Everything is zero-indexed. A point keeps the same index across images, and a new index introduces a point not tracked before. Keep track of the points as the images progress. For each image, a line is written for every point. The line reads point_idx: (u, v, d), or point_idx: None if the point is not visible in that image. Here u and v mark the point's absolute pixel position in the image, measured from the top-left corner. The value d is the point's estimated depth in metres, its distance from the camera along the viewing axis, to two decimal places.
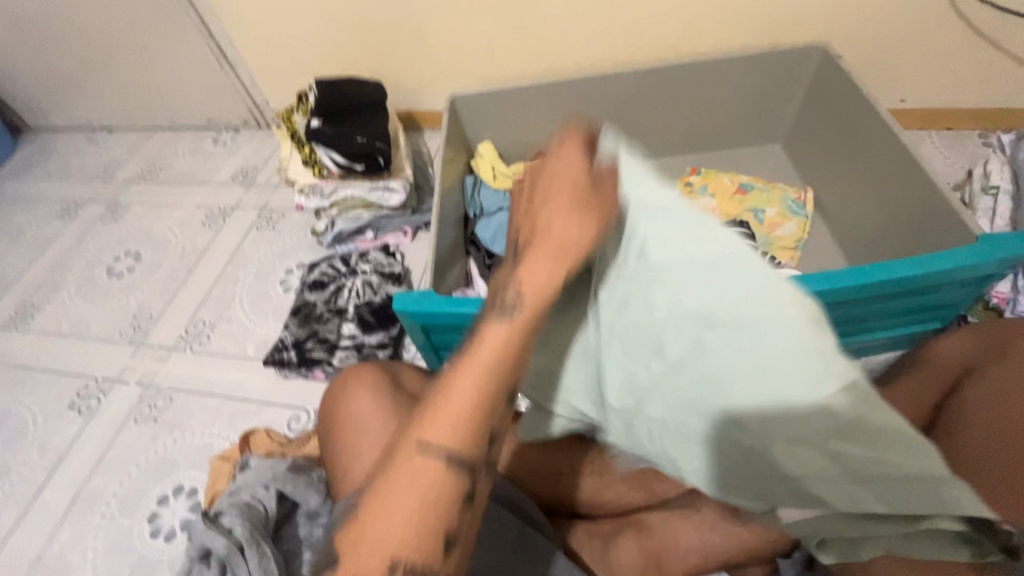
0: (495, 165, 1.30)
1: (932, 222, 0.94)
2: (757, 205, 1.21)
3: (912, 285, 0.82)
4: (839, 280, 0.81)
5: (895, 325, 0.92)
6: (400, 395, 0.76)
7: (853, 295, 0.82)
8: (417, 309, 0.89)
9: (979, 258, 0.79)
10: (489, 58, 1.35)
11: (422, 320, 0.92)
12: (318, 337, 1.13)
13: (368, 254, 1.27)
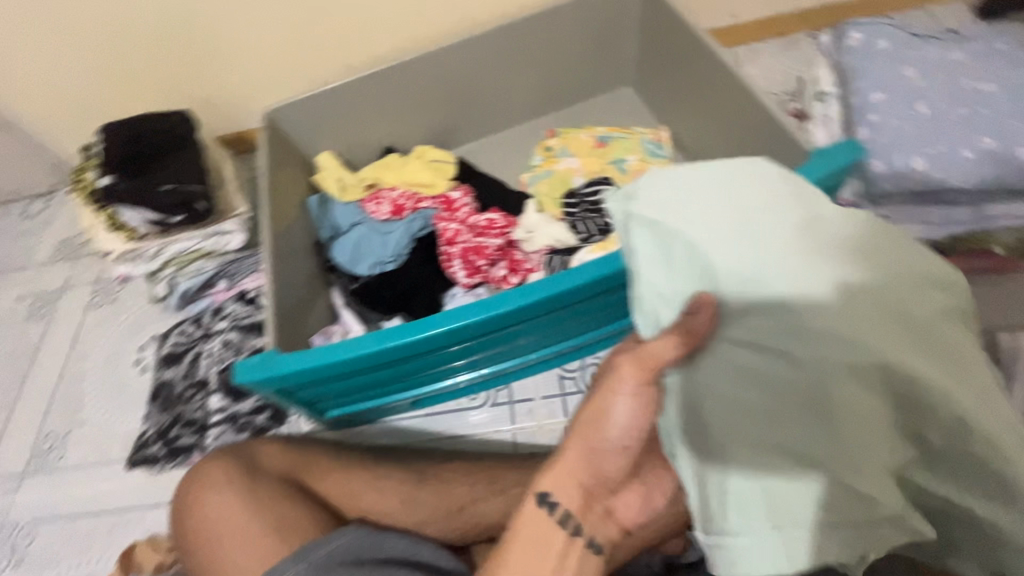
0: (340, 177, 1.17)
1: (773, 144, 0.94)
2: (618, 155, 1.19)
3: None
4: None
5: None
6: (257, 482, 0.68)
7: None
8: (267, 375, 0.81)
9: (817, 175, 0.78)
10: (302, 60, 1.21)
11: (282, 383, 0.83)
12: (183, 421, 1.00)
13: (224, 308, 1.13)
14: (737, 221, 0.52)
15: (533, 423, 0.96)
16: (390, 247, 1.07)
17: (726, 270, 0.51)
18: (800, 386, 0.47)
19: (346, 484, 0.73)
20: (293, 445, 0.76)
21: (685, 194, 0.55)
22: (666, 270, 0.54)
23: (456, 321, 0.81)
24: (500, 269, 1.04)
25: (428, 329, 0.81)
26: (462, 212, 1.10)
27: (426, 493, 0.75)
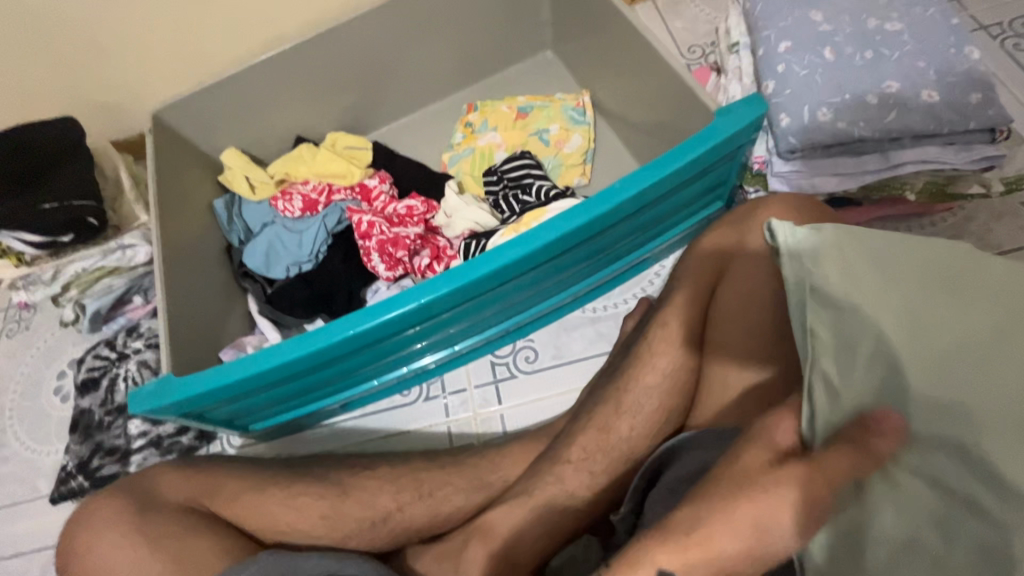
0: (247, 174, 1.09)
1: (687, 105, 0.90)
2: (539, 126, 1.13)
3: (653, 195, 0.80)
4: (576, 219, 0.77)
5: (671, 224, 0.92)
6: (153, 519, 0.65)
7: (602, 224, 0.79)
8: (159, 403, 0.77)
9: (699, 145, 0.76)
10: (185, 50, 1.10)
11: (184, 408, 0.79)
12: (105, 449, 0.95)
13: (140, 327, 1.07)
14: (884, 315, 0.48)
15: (467, 413, 0.93)
16: (306, 246, 1.02)
17: (913, 385, 0.46)
18: (987, 544, 0.40)
19: (260, 506, 0.70)
20: (200, 472, 0.73)
21: (878, 273, 0.49)
22: (843, 366, 0.48)
23: (364, 325, 0.77)
24: (423, 259, 1.00)
25: (335, 336, 0.77)
26: (379, 202, 1.05)
27: (347, 505, 0.73)
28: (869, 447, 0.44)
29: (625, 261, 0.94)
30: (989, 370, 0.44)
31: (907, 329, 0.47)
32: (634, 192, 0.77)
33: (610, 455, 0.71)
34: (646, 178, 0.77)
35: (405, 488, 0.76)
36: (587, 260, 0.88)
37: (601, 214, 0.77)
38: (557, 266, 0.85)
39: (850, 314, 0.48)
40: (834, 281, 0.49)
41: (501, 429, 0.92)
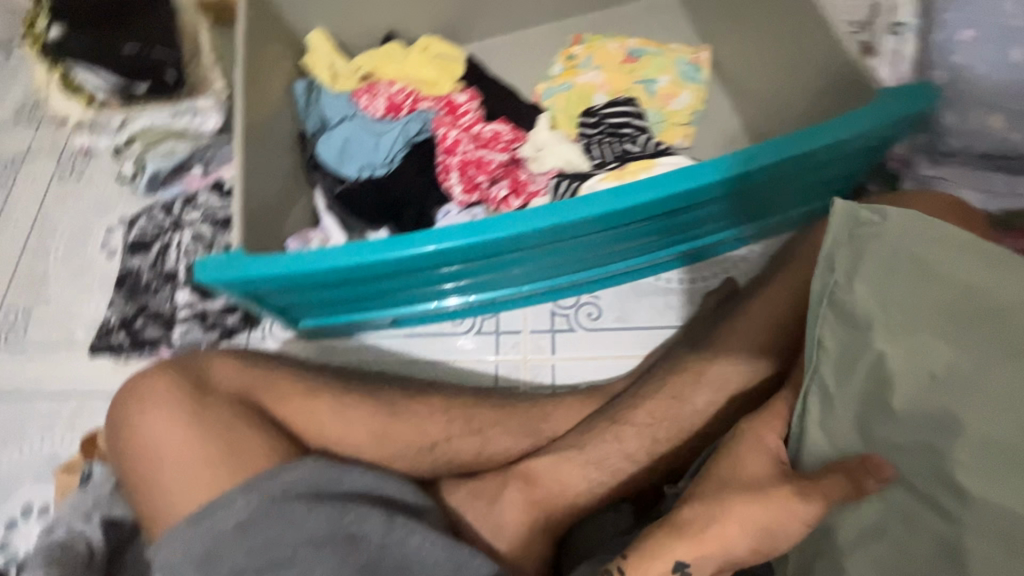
0: (332, 62, 1.03)
1: (838, 81, 0.82)
2: (647, 74, 1.05)
3: (781, 171, 0.73)
4: (697, 179, 0.71)
5: (779, 208, 0.85)
6: (206, 400, 0.64)
7: (720, 190, 0.73)
8: (224, 278, 0.74)
9: (858, 123, 0.69)
10: None
11: (250, 288, 0.76)
12: (150, 313, 0.94)
13: (198, 197, 1.03)
14: (892, 331, 0.52)
15: (517, 356, 0.91)
16: (382, 150, 0.96)
17: (900, 399, 0.51)
18: (939, 536, 0.48)
19: (311, 408, 0.69)
20: (253, 363, 0.71)
21: (902, 293, 0.52)
22: (844, 376, 0.55)
23: (452, 243, 0.73)
24: (501, 189, 0.94)
25: (419, 247, 0.73)
26: (465, 119, 0.98)
27: (398, 424, 0.71)
28: (859, 485, 0.50)
29: (717, 237, 0.88)
30: (987, 387, 0.46)
31: (903, 351, 0.51)
32: (767, 162, 0.70)
33: (675, 426, 0.71)
34: (783, 150, 0.70)
35: (454, 417, 0.75)
36: (683, 227, 0.82)
37: (724, 179, 0.71)
38: (654, 225, 0.79)
39: (858, 329, 0.54)
40: (859, 298, 0.54)
41: (550, 380, 0.89)
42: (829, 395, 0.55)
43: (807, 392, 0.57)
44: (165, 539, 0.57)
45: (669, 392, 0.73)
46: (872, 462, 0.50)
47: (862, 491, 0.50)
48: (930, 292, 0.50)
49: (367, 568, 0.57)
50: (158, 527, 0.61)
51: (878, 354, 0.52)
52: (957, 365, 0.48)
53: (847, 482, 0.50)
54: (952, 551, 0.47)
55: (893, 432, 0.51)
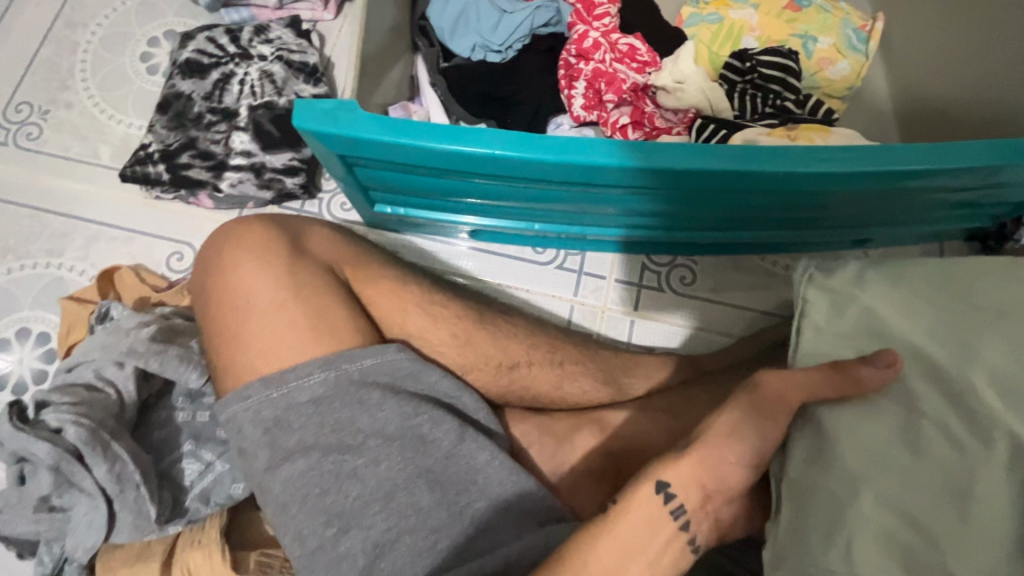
0: None
1: None
2: (808, 30, 0.92)
3: (977, 177, 0.65)
4: (904, 164, 0.62)
5: (924, 218, 0.78)
6: (308, 262, 0.58)
7: (908, 181, 0.65)
8: (335, 130, 0.60)
9: None
10: None
11: (354, 150, 0.64)
12: (197, 149, 0.81)
13: (270, 29, 0.87)
14: (892, 306, 0.46)
15: (597, 302, 0.83)
16: (502, 32, 0.82)
17: (901, 344, 0.45)
18: (946, 464, 0.41)
19: (396, 299, 0.61)
20: (347, 239, 0.64)
21: (883, 263, 0.48)
22: (835, 322, 0.47)
23: (611, 159, 0.61)
24: (623, 116, 0.83)
25: (573, 153, 0.61)
26: (603, 22, 0.83)
27: (481, 336, 0.63)
28: (867, 385, 0.42)
29: (847, 231, 0.81)
30: (988, 329, 0.44)
31: (899, 320, 0.45)
32: (976, 166, 0.63)
33: None
34: (997, 155, 0.62)
35: (536, 343, 0.67)
36: (838, 212, 0.74)
37: (926, 169, 0.62)
38: (816, 202, 0.70)
39: (843, 303, 0.47)
40: (843, 271, 0.47)
41: (626, 337, 0.82)
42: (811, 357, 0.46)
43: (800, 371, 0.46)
44: (240, 393, 0.53)
45: None
46: (900, 372, 0.42)
47: (859, 382, 0.42)
48: (907, 270, 0.47)
49: (432, 472, 0.54)
50: (228, 385, 0.55)
51: (868, 324, 0.46)
52: (961, 326, 0.44)
53: (837, 376, 0.43)
54: (957, 477, 0.40)
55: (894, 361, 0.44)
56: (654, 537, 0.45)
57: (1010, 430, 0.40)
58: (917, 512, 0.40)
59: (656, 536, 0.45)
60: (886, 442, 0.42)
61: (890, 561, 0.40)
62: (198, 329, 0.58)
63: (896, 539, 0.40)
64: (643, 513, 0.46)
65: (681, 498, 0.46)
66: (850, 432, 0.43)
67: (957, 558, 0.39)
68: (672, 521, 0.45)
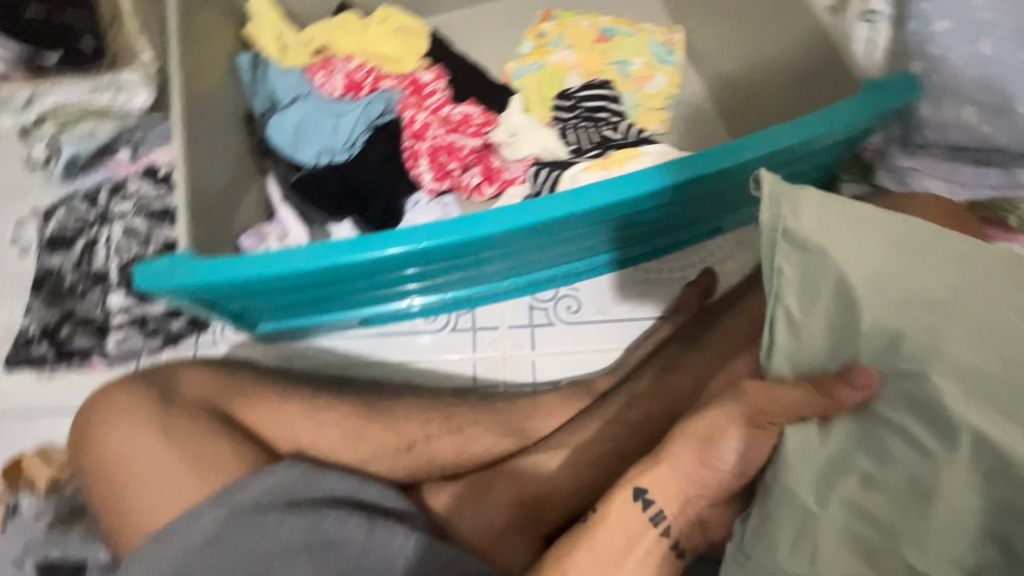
0: (280, 33, 0.93)
1: (826, 69, 0.79)
2: (621, 56, 1.01)
3: (764, 165, 0.71)
4: (692, 170, 0.67)
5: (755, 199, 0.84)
6: (178, 405, 0.60)
7: (708, 182, 0.70)
8: (174, 286, 0.65)
9: (840, 120, 0.68)
10: None
11: (205, 294, 0.68)
12: (77, 319, 0.83)
13: (125, 186, 0.90)
14: (858, 273, 0.47)
15: (496, 353, 0.87)
16: (341, 132, 0.88)
17: (868, 318, 0.48)
18: (912, 468, 0.47)
19: (280, 416, 0.64)
20: (220, 371, 0.66)
21: (842, 219, 0.47)
22: (805, 299, 0.48)
23: (427, 240, 0.66)
24: (474, 177, 0.88)
25: (391, 246, 0.66)
26: (431, 101, 0.91)
27: (372, 428, 0.66)
28: (834, 395, 0.47)
29: (704, 223, 0.87)
30: (948, 311, 0.47)
31: (866, 291, 0.47)
32: (759, 154, 0.68)
33: (659, 413, 0.71)
34: (771, 144, 0.68)
35: (432, 418, 0.70)
36: (672, 217, 0.80)
37: (710, 175, 0.68)
38: (639, 220, 0.76)
39: (810, 269, 0.48)
40: (807, 225, 0.47)
41: (531, 377, 0.86)
42: (789, 358, 0.49)
43: (770, 342, 0.49)
44: (134, 555, 0.54)
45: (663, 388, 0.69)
46: (860, 372, 0.47)
47: (836, 401, 0.47)
48: (876, 227, 0.47)
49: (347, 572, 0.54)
50: (124, 545, 0.56)
51: (838, 301, 0.48)
52: (922, 297, 0.47)
53: (816, 394, 0.47)
54: (923, 483, 0.46)
55: (859, 355, 0.48)
56: (626, 542, 0.53)
57: (976, 430, 0.45)
58: (878, 512, 0.48)
59: (631, 541, 0.53)
60: (849, 448, 0.49)
61: (854, 556, 0.48)
62: (88, 501, 0.60)
63: (858, 539, 0.48)
64: (626, 520, 0.53)
65: (657, 504, 0.53)
66: (818, 444, 0.49)
67: (913, 546, 0.47)
68: (644, 526, 0.53)
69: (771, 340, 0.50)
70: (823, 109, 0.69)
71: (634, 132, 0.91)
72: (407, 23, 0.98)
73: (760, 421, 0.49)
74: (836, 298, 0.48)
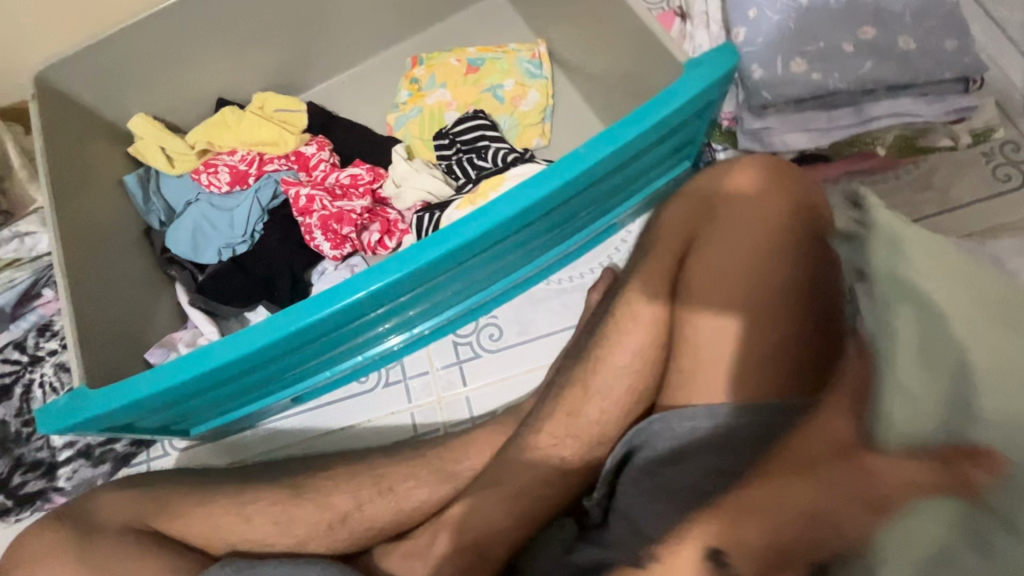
0: (162, 145, 0.96)
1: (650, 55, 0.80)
2: (492, 81, 1.04)
3: (616, 162, 0.72)
4: (538, 189, 0.69)
5: (634, 188, 0.85)
6: (98, 536, 0.61)
7: (562, 195, 0.72)
8: (72, 425, 0.67)
9: (666, 105, 0.69)
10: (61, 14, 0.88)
11: (112, 422, 0.70)
12: (26, 464, 0.85)
13: (52, 324, 0.94)
14: (973, 343, 0.47)
15: (430, 398, 0.88)
16: (238, 225, 0.91)
17: (982, 406, 0.45)
18: None
19: (204, 520, 0.64)
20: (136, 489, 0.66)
21: (963, 270, 0.50)
22: (914, 365, 0.48)
23: (300, 321, 0.68)
24: (373, 234, 0.92)
25: (268, 335, 0.68)
26: (318, 173, 0.95)
27: (302, 509, 0.66)
28: (959, 479, 0.44)
29: (594, 224, 0.88)
30: None
31: (985, 357, 0.46)
32: (599, 157, 0.69)
33: (583, 441, 0.65)
34: (611, 142, 0.69)
35: (361, 484, 0.70)
36: (553, 228, 0.81)
37: (561, 186, 0.69)
38: (516, 243, 0.78)
39: (928, 309, 0.48)
40: (901, 274, 0.50)
41: (468, 413, 0.87)
42: (901, 427, 0.47)
43: (883, 415, 0.48)
44: None
45: (563, 408, 0.66)
46: (972, 454, 0.44)
47: (967, 486, 0.43)
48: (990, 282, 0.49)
49: None
50: None
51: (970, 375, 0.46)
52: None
53: (939, 474, 0.44)
54: None
55: (970, 443, 0.45)
56: None
57: None
58: None
59: None
60: (953, 546, 0.43)
61: None
62: None
63: None
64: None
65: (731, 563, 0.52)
66: (927, 533, 0.44)
67: None
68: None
69: (885, 416, 0.48)
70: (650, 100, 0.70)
71: (509, 157, 0.91)
72: (279, 103, 1.02)
73: (877, 504, 0.46)
74: (961, 364, 0.47)
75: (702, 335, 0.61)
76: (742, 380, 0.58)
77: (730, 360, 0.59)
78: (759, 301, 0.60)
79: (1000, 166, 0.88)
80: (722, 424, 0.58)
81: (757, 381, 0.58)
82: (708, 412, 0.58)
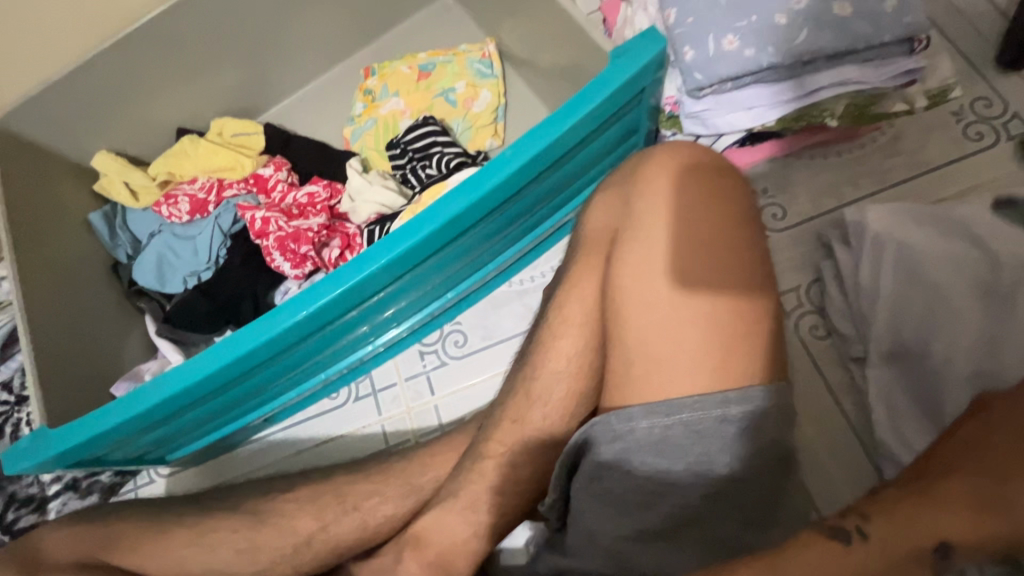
0: (126, 180, 0.97)
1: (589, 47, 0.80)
2: (444, 85, 1.02)
3: (551, 158, 0.71)
4: (472, 194, 0.68)
5: (583, 182, 0.84)
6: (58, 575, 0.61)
7: (500, 197, 0.71)
8: (37, 463, 0.69)
9: (594, 98, 0.68)
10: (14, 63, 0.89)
11: (77, 458, 0.72)
12: (19, 500, 0.89)
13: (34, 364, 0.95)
14: None
15: (400, 410, 0.89)
16: (202, 253, 0.93)
17: None
18: None
19: (165, 551, 0.65)
20: (91, 524, 0.66)
21: None
22: None
23: (245, 347, 0.68)
24: (333, 250, 0.92)
25: (214, 363, 0.68)
26: (274, 195, 0.95)
27: (265, 535, 0.67)
28: None
29: (549, 221, 0.87)
30: None
31: None
32: (531, 156, 0.68)
33: (534, 446, 0.64)
34: (540, 139, 0.68)
35: (322, 504, 0.69)
36: (502, 230, 0.80)
37: (494, 188, 0.68)
38: (464, 248, 0.77)
39: None
40: None
41: (438, 421, 0.88)
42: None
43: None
44: None
45: (511, 415, 0.65)
46: None
47: None
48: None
49: None
50: None
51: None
52: None
53: None
54: None
55: None
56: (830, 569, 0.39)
57: None
58: None
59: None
60: None
61: None
62: None
63: None
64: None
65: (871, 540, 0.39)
66: None
67: None
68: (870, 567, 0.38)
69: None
70: (579, 93, 0.69)
71: (454, 164, 0.90)
72: (236, 127, 1.03)
73: None
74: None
75: (636, 333, 0.60)
76: (677, 374, 0.57)
77: (665, 354, 0.58)
78: (686, 292, 0.59)
79: (971, 124, 0.84)
80: (659, 424, 0.56)
81: (693, 372, 0.57)
82: (645, 412, 0.57)
